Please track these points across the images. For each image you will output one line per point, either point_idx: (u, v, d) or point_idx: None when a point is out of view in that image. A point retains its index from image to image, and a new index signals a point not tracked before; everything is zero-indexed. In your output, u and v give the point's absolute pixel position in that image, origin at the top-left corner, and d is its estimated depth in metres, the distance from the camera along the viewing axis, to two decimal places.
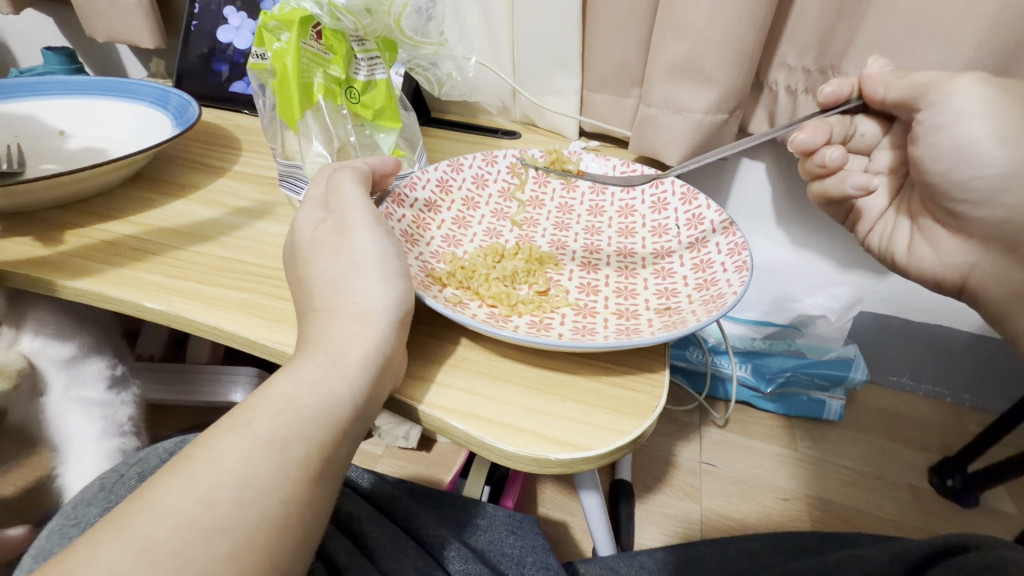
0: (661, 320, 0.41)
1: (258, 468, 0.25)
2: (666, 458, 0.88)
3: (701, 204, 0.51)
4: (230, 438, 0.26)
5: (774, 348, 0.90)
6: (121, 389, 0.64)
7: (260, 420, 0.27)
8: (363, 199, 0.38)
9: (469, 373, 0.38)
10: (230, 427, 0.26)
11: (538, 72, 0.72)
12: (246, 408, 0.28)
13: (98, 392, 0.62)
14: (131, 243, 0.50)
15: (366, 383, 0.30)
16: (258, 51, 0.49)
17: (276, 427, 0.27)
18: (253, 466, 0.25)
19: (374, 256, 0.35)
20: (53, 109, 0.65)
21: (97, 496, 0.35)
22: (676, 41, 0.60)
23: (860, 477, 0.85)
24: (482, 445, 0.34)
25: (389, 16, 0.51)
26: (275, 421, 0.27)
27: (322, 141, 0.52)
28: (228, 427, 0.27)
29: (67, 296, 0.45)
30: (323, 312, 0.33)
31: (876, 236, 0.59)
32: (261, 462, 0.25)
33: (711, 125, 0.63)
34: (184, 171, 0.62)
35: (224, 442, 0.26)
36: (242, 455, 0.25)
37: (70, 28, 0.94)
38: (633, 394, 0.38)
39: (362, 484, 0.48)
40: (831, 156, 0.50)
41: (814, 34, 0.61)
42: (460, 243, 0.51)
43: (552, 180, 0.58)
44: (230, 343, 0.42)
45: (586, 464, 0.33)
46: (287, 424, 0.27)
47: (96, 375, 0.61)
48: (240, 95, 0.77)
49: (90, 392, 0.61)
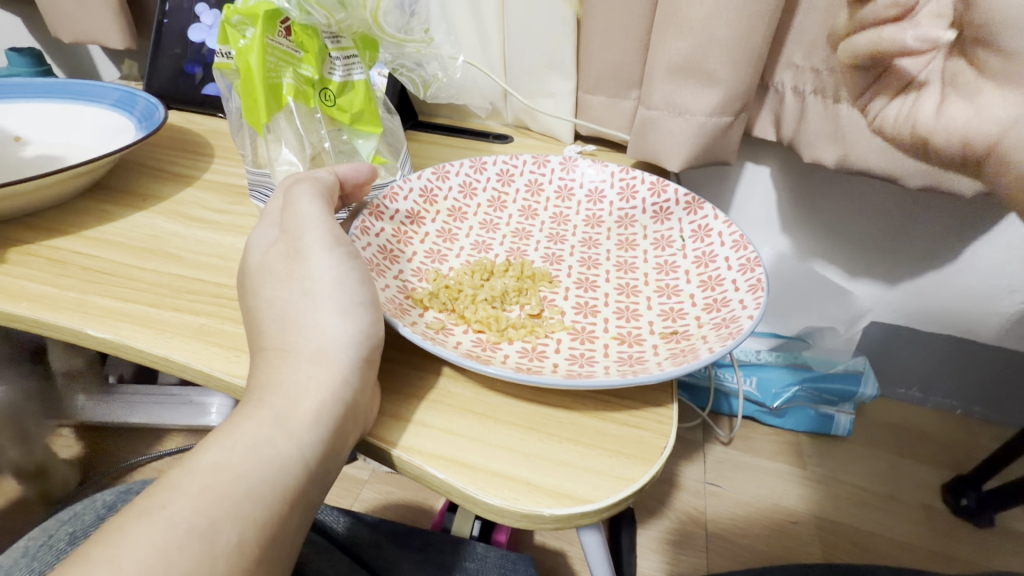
0: (668, 347, 0.37)
1: (174, 565, 0.22)
2: (669, 479, 0.84)
3: (707, 213, 0.47)
4: (142, 527, 0.23)
5: (779, 360, 0.86)
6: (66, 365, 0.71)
7: (179, 501, 0.24)
8: (320, 215, 0.34)
9: (453, 410, 0.34)
10: (143, 511, 0.24)
11: (530, 72, 0.68)
12: (165, 484, 0.25)
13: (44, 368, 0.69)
14: (81, 262, 0.45)
15: (319, 442, 0.28)
16: (221, 49, 0.45)
17: (199, 510, 0.24)
18: (169, 562, 0.22)
19: (333, 284, 0.32)
20: (7, 112, 0.60)
21: (18, 563, 0.38)
22: (678, 38, 0.56)
23: (870, 497, 0.81)
24: (465, 497, 0.30)
25: (365, 10, 0.45)
26: (199, 501, 0.24)
27: (293, 147, 0.48)
28: (139, 514, 0.24)
29: (5, 322, 0.41)
30: (274, 352, 0.30)
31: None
32: (179, 556, 0.23)
33: (715, 128, 0.60)
34: (149, 179, 0.58)
35: (130, 533, 0.23)
36: (152, 551, 0.23)
37: (38, 27, 0.90)
38: (637, 432, 0.33)
39: (337, 529, 0.46)
40: (863, 69, 0.41)
41: (823, 32, 0.57)
42: (445, 258, 0.46)
43: (546, 189, 0.54)
44: (184, 375, 0.37)
45: (586, 519, 0.29)
46: (213, 506, 0.24)
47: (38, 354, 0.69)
48: (213, 98, 0.72)
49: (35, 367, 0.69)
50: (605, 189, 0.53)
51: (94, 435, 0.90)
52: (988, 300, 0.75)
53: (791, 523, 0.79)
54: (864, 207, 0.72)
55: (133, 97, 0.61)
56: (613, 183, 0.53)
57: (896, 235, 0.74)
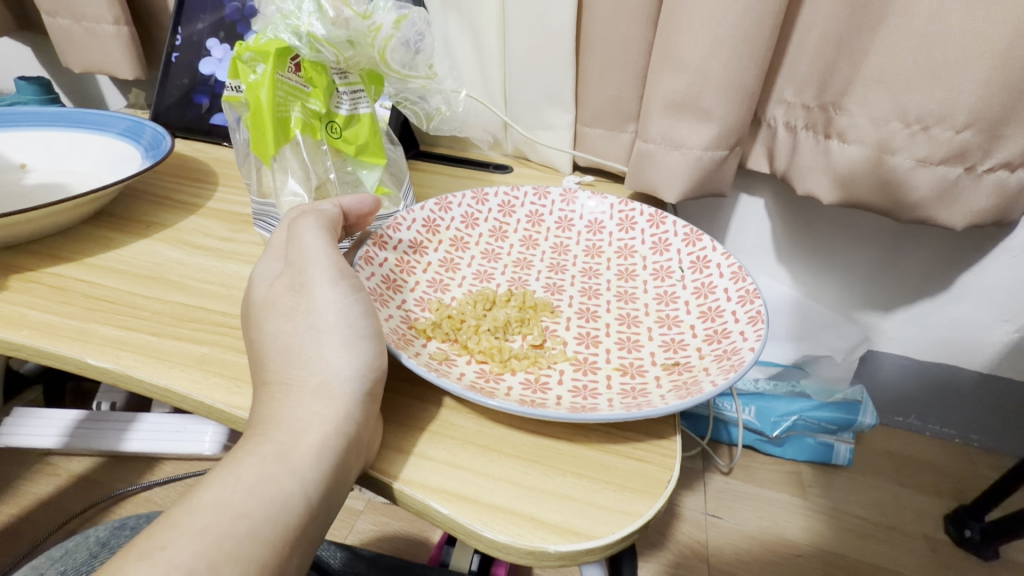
0: (670, 379, 0.37)
1: None
2: (669, 509, 0.83)
3: (705, 245, 0.48)
4: (142, 567, 0.23)
5: (779, 390, 0.88)
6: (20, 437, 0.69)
7: (182, 541, 0.24)
8: (326, 248, 0.34)
9: (456, 443, 0.34)
10: (146, 551, 0.24)
11: (530, 105, 0.70)
12: (166, 523, 0.25)
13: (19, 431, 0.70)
14: (84, 290, 0.45)
15: (321, 477, 0.28)
16: (232, 84, 0.47)
17: (200, 550, 0.24)
18: None
19: (336, 316, 0.32)
20: (14, 140, 0.61)
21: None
22: (674, 75, 0.57)
23: (873, 528, 0.80)
24: (468, 532, 0.30)
25: (373, 48, 0.47)
26: (200, 541, 0.24)
27: (299, 177, 0.49)
28: (140, 554, 0.24)
29: (6, 351, 0.41)
30: (277, 386, 0.31)
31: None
32: None
33: (710, 162, 0.61)
34: (153, 207, 0.58)
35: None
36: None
37: (47, 56, 0.92)
38: (641, 466, 0.33)
39: (333, 564, 0.45)
40: None
41: (813, 71, 0.59)
42: (447, 288, 0.47)
43: (547, 220, 0.55)
44: (184, 406, 0.37)
45: (590, 556, 0.29)
46: (215, 546, 0.24)
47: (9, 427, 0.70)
48: (218, 127, 0.74)
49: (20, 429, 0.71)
50: (605, 221, 0.54)
51: (83, 464, 0.88)
52: (981, 328, 0.76)
53: (795, 556, 0.77)
54: (858, 238, 0.74)
55: (141, 127, 0.62)
56: (612, 214, 0.54)
57: (889, 265, 0.75)
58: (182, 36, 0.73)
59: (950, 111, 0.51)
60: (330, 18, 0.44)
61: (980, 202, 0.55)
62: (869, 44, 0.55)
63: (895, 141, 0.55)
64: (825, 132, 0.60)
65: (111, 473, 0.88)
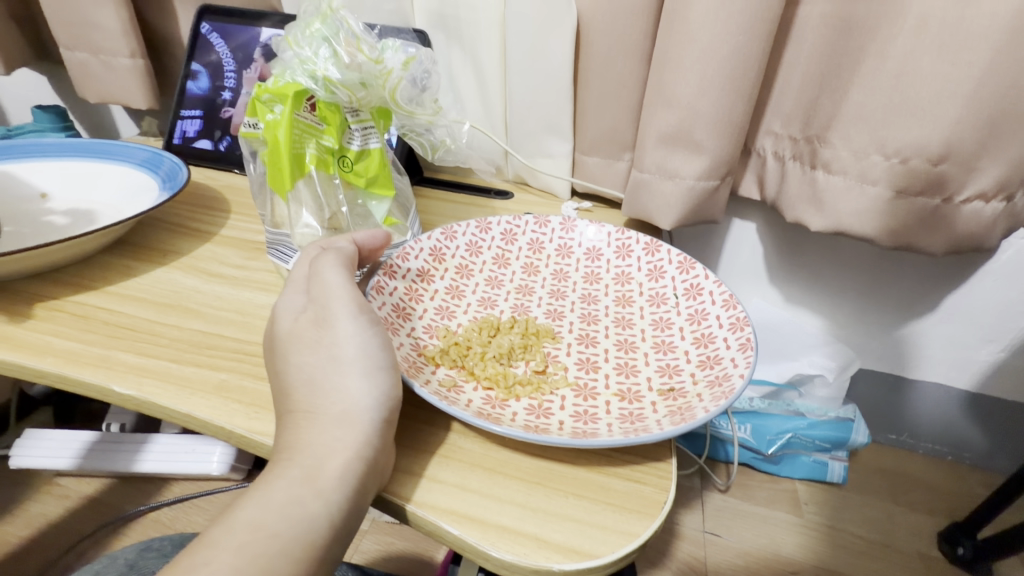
0: (666, 404, 0.39)
1: None
2: (668, 527, 0.85)
3: (698, 273, 0.50)
4: None
5: (773, 408, 0.88)
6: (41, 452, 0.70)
7: (220, 559, 0.26)
8: (345, 285, 0.37)
9: (464, 466, 0.36)
10: (188, 568, 0.26)
11: (531, 135, 0.73)
12: (203, 542, 0.27)
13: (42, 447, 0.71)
14: (106, 318, 0.47)
15: (344, 499, 0.30)
16: (250, 121, 0.50)
17: (237, 567, 0.26)
18: None
19: (357, 348, 0.34)
20: (36, 171, 0.63)
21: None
22: (667, 111, 0.61)
23: (867, 545, 0.82)
24: (477, 552, 0.31)
25: (384, 88, 0.50)
26: (236, 557, 0.26)
27: (313, 211, 0.51)
28: (182, 571, 0.26)
29: (33, 378, 0.43)
30: (301, 414, 0.33)
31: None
32: None
33: (703, 191, 0.64)
34: (170, 235, 0.60)
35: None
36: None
37: (63, 87, 0.95)
38: (639, 487, 0.35)
39: None
40: None
41: (799, 105, 0.62)
42: (453, 315, 0.49)
43: (547, 247, 0.57)
44: (206, 431, 0.39)
45: (592, 574, 0.30)
46: (250, 563, 0.26)
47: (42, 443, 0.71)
48: (229, 154, 0.76)
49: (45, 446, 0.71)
50: (603, 248, 0.57)
51: (89, 484, 0.89)
52: (967, 347, 0.79)
53: (792, 573, 0.79)
54: (846, 261, 0.76)
55: (159, 158, 0.65)
56: (610, 242, 0.57)
57: (877, 287, 0.77)
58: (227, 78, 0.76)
59: (926, 145, 0.54)
60: (345, 63, 0.47)
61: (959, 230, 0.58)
62: (850, 82, 0.58)
63: (877, 172, 0.58)
64: (811, 163, 0.63)
65: (117, 494, 0.89)
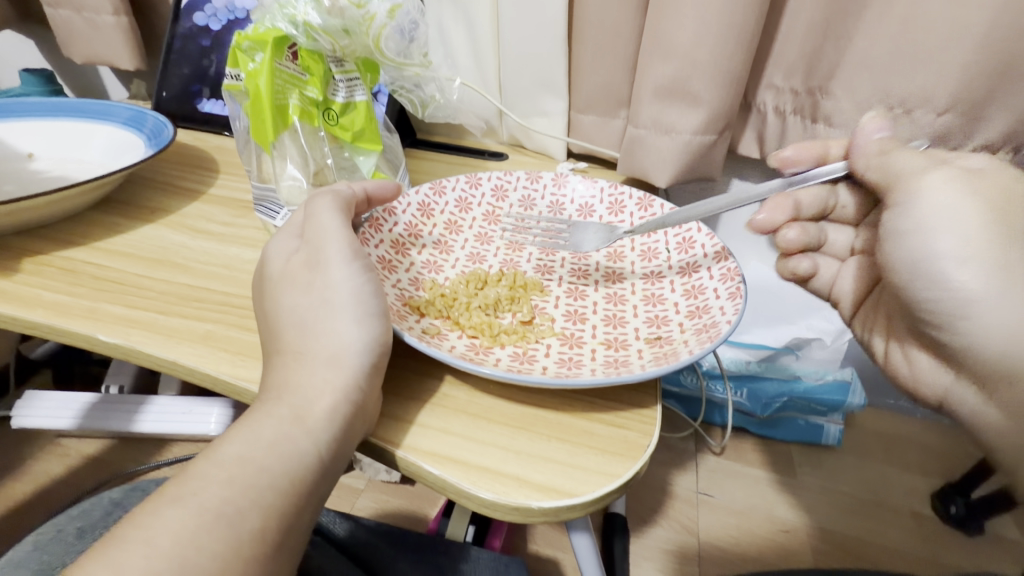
0: (652, 351, 0.39)
1: (203, 548, 0.25)
2: (662, 488, 0.86)
3: (691, 226, 0.50)
4: (170, 512, 0.26)
5: (769, 372, 0.87)
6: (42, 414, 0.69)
7: (206, 490, 0.26)
8: (342, 230, 0.37)
9: (450, 412, 0.36)
10: (173, 499, 0.26)
11: (525, 92, 0.71)
12: (190, 475, 0.28)
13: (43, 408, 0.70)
14: (94, 272, 0.47)
15: (332, 438, 0.30)
16: (232, 72, 0.48)
17: (225, 499, 0.26)
18: (196, 547, 0.25)
19: (345, 293, 0.34)
20: (22, 131, 0.62)
21: (29, 557, 0.41)
22: (664, 62, 0.59)
23: (859, 505, 0.83)
24: (459, 492, 0.31)
25: (368, 37, 0.48)
26: (224, 490, 0.27)
27: (298, 164, 0.51)
28: (170, 500, 0.26)
29: (20, 329, 0.43)
30: (289, 354, 0.33)
31: (858, 328, 0.53)
32: (206, 542, 0.25)
33: (700, 146, 0.62)
34: (157, 193, 0.60)
35: (164, 518, 0.25)
36: (183, 536, 0.25)
37: (48, 48, 0.93)
38: (623, 432, 0.35)
39: (337, 531, 0.48)
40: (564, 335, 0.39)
41: (801, 55, 0.60)
42: (441, 268, 0.49)
43: (538, 203, 0.56)
44: (191, 379, 0.39)
45: (572, 513, 0.31)
46: (238, 495, 0.26)
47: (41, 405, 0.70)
48: (217, 115, 0.75)
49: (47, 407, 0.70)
50: (595, 204, 0.55)
51: (93, 445, 0.92)
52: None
53: (784, 531, 0.80)
54: None
55: (143, 116, 0.64)
56: (602, 198, 0.56)
57: None
58: (212, 39, 0.74)
59: (932, 94, 0.52)
60: (325, 8, 0.46)
61: None
62: (855, 28, 0.56)
63: None
64: (812, 117, 0.61)
65: (121, 455, 0.91)
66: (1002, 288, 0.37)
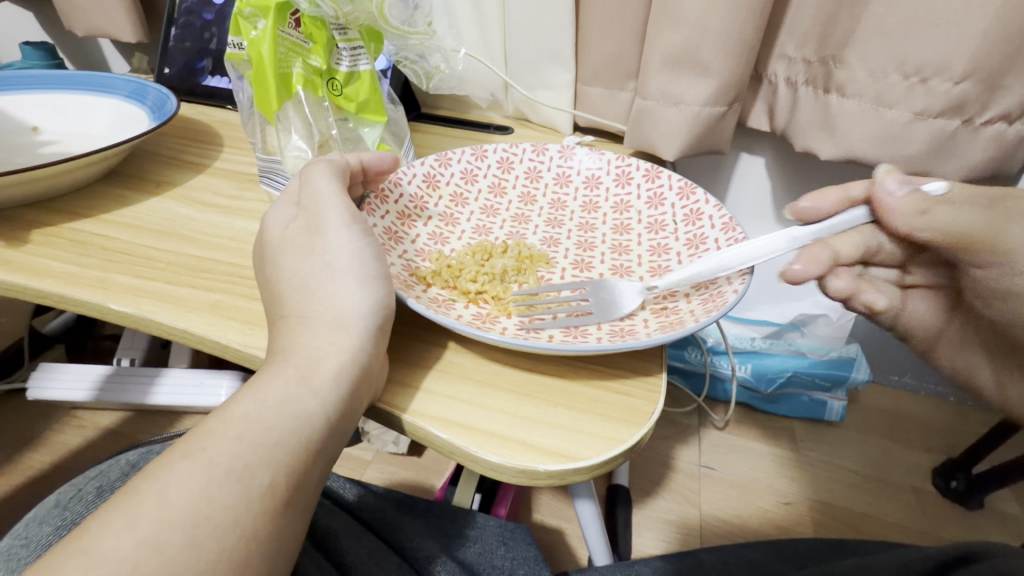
0: (658, 320, 0.39)
1: (215, 501, 0.25)
2: (665, 461, 0.88)
3: (699, 198, 0.49)
4: (184, 466, 0.26)
5: (774, 348, 0.88)
6: (54, 384, 0.70)
7: (217, 446, 0.27)
8: (337, 194, 0.38)
9: (455, 379, 0.36)
10: (186, 454, 0.27)
11: (531, 64, 0.70)
12: (202, 431, 0.28)
13: (58, 378, 0.71)
14: (102, 243, 0.47)
15: (340, 399, 0.31)
16: (234, 41, 0.47)
17: (235, 454, 0.27)
18: (208, 500, 0.25)
19: (348, 257, 0.35)
20: (24, 103, 0.62)
21: (51, 513, 0.43)
22: (672, 30, 0.57)
23: (860, 479, 0.84)
24: (465, 455, 0.32)
25: (371, 3, 0.47)
26: (234, 446, 0.27)
27: (302, 135, 0.50)
28: (181, 456, 0.27)
29: (31, 299, 0.43)
30: (294, 318, 0.34)
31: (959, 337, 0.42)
32: (218, 495, 0.26)
33: (709, 118, 0.61)
34: (163, 167, 0.60)
35: (176, 471, 0.26)
36: (194, 489, 0.25)
37: (50, 22, 0.93)
38: (627, 400, 0.35)
39: (347, 496, 0.49)
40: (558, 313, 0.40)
41: (815, 24, 0.58)
42: (447, 241, 0.49)
43: (545, 175, 0.56)
44: (201, 347, 0.40)
45: (577, 476, 0.31)
46: (247, 451, 0.27)
47: (57, 376, 0.71)
48: (220, 90, 0.75)
49: (61, 378, 0.71)
50: (601, 176, 0.55)
51: (108, 417, 0.94)
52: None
53: (784, 504, 0.81)
54: None
55: (146, 88, 0.63)
56: (609, 170, 0.55)
57: None
58: (212, 12, 0.73)
59: (947, 63, 0.51)
60: None
61: (978, 155, 0.55)
62: None
63: (894, 94, 0.55)
64: (825, 88, 0.59)
65: (136, 427, 0.93)
66: None
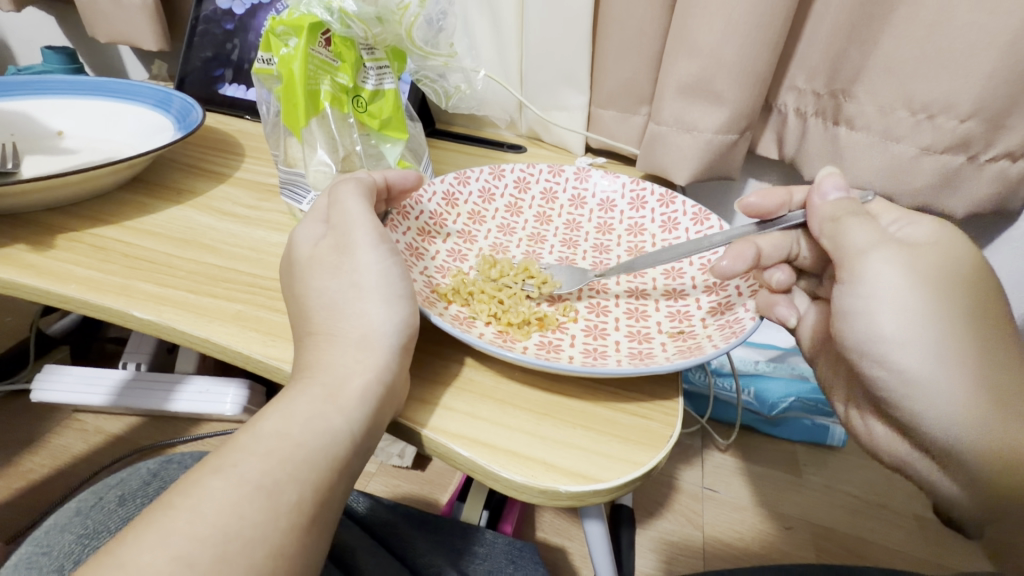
0: (675, 345, 0.40)
1: (244, 517, 0.26)
2: (668, 482, 0.88)
3: (712, 225, 0.50)
4: (215, 482, 0.27)
5: (776, 372, 0.91)
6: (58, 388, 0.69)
7: (247, 461, 0.28)
8: (365, 214, 0.38)
9: (475, 397, 0.37)
10: (216, 469, 0.27)
11: (546, 86, 0.72)
12: (231, 446, 0.29)
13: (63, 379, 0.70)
14: (124, 250, 0.48)
15: (365, 417, 0.31)
16: (264, 56, 0.49)
17: (265, 470, 0.27)
18: (239, 516, 0.26)
19: (375, 276, 0.36)
20: (49, 108, 0.63)
21: (71, 520, 0.42)
22: (688, 59, 0.59)
23: (862, 505, 0.85)
24: (487, 474, 0.32)
25: (400, 25, 0.49)
26: (264, 462, 0.28)
27: (327, 150, 0.51)
28: (211, 471, 0.27)
29: (53, 304, 0.44)
30: (320, 335, 0.34)
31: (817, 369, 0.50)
32: (247, 512, 0.26)
33: (720, 145, 0.63)
34: (183, 175, 0.61)
35: (207, 486, 0.26)
36: (225, 504, 0.26)
37: (71, 27, 0.94)
38: (645, 422, 0.36)
39: (358, 508, 0.49)
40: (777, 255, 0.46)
41: (824, 58, 0.59)
42: (465, 258, 0.50)
43: (560, 197, 0.57)
44: (224, 357, 0.40)
45: (598, 498, 0.31)
46: (276, 467, 0.27)
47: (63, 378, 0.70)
48: (239, 100, 0.76)
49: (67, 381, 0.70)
50: (616, 200, 0.56)
51: (109, 421, 0.94)
52: None
53: (786, 528, 0.82)
54: None
55: (170, 97, 0.64)
56: (623, 193, 0.56)
57: None
58: (234, 22, 0.75)
59: (954, 101, 0.53)
60: None
61: (983, 191, 0.57)
62: (881, 32, 0.56)
63: (901, 129, 0.56)
64: (834, 119, 0.61)
65: (139, 432, 0.93)
66: (944, 383, 0.37)
